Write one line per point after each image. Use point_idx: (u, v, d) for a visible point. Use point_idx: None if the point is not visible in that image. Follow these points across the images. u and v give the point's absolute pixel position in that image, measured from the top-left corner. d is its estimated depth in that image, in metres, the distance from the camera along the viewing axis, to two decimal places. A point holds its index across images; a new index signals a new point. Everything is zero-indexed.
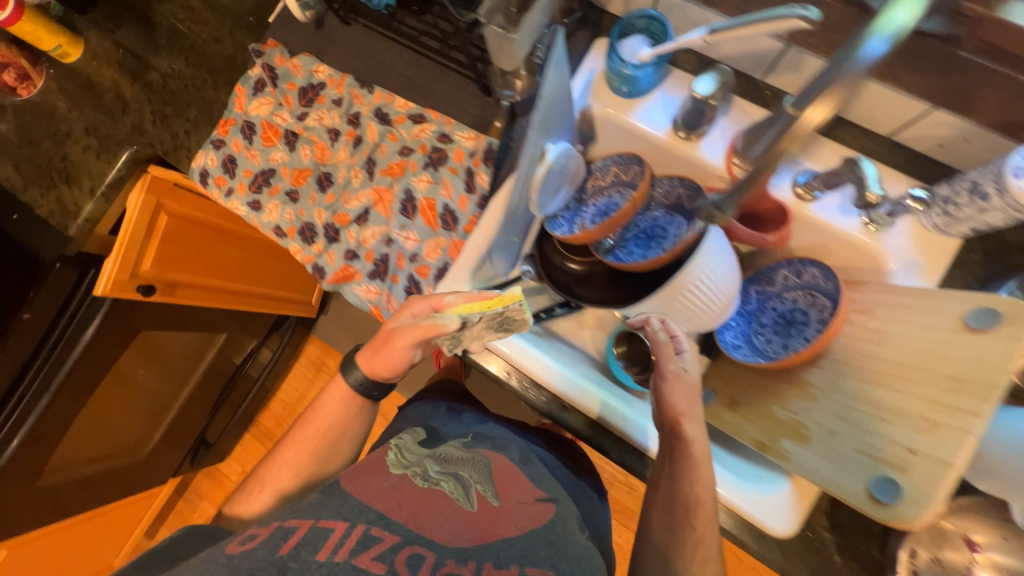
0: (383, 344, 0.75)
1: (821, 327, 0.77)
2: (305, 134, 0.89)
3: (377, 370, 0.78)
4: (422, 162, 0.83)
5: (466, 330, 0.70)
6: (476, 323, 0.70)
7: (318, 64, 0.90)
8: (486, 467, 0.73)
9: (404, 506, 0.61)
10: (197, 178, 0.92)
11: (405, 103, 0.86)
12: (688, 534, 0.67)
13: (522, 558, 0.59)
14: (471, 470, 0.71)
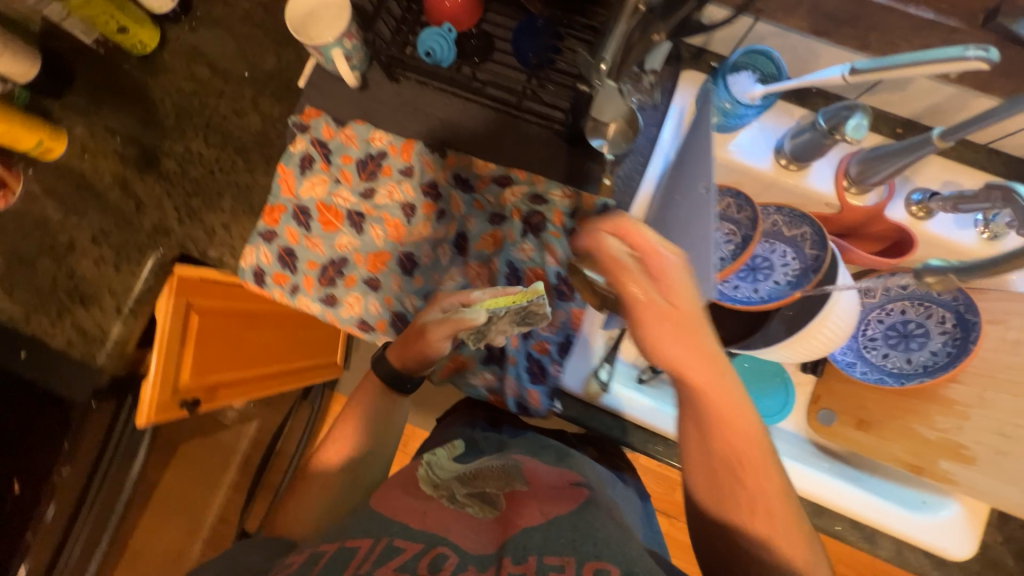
0: (416, 336, 0.67)
1: (945, 338, 0.77)
2: (374, 213, 0.79)
3: (409, 359, 0.70)
4: (519, 229, 0.76)
5: (493, 325, 0.63)
6: (501, 317, 0.61)
7: (373, 131, 0.80)
8: (515, 469, 0.59)
9: (426, 516, 0.51)
10: (252, 279, 0.80)
11: (484, 165, 0.78)
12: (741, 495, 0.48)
13: (574, 544, 0.44)
14: (500, 482, 0.58)
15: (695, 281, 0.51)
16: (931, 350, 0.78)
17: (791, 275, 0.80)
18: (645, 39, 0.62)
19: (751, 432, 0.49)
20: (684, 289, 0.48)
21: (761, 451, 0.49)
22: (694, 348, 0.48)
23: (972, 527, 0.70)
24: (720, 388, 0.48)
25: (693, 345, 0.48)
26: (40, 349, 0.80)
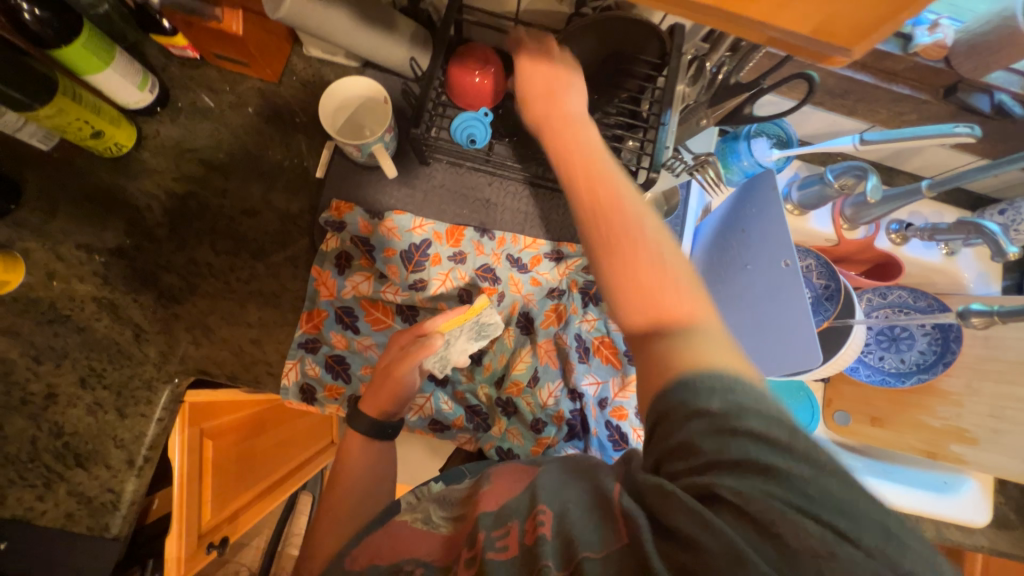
0: (383, 376, 0.65)
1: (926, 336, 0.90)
2: (429, 305, 0.76)
3: (382, 406, 0.66)
4: (580, 302, 0.78)
5: (451, 345, 0.70)
6: (461, 336, 0.70)
7: (414, 219, 0.77)
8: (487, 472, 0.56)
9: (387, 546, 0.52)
10: (300, 397, 0.72)
11: (533, 242, 0.79)
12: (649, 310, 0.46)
13: (521, 507, 0.44)
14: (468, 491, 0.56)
15: (792, 337, 0.58)
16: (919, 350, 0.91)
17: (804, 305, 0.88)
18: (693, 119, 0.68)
19: (635, 215, 0.47)
20: (568, 97, 0.55)
21: (669, 259, 0.45)
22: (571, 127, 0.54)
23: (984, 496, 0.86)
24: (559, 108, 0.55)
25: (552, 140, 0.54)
26: (26, 533, 0.64)
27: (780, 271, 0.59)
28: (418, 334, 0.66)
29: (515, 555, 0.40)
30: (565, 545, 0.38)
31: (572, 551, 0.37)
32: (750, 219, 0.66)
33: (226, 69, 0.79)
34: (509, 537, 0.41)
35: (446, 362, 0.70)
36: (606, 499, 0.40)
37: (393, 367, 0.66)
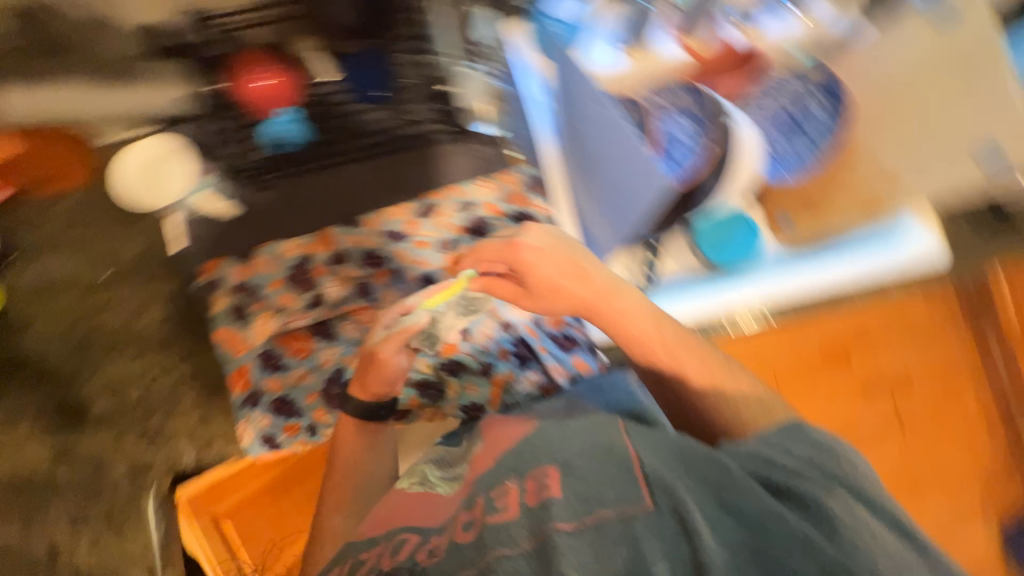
0: (370, 359, 0.70)
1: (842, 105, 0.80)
2: (337, 312, 0.76)
3: (369, 389, 0.71)
4: (470, 242, 0.76)
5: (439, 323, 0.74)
6: (446, 313, 0.74)
7: (282, 244, 0.77)
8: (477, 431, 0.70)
9: (396, 513, 0.63)
10: (266, 449, 0.75)
11: (400, 209, 0.77)
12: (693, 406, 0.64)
13: (514, 466, 0.57)
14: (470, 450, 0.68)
15: (629, 153, 0.62)
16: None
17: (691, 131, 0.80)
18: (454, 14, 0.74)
19: (631, 298, 0.67)
20: (546, 256, 0.67)
21: (650, 316, 0.66)
22: (570, 269, 0.67)
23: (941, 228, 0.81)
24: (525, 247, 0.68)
25: (569, 299, 0.67)
26: None
27: (611, 117, 0.63)
28: (403, 315, 0.73)
29: (515, 512, 0.51)
30: (576, 498, 0.50)
31: (586, 503, 0.49)
32: (579, 78, 0.69)
33: (52, 195, 0.79)
34: (507, 495, 0.54)
35: (433, 339, 0.73)
36: (616, 458, 0.52)
37: (379, 351, 0.71)
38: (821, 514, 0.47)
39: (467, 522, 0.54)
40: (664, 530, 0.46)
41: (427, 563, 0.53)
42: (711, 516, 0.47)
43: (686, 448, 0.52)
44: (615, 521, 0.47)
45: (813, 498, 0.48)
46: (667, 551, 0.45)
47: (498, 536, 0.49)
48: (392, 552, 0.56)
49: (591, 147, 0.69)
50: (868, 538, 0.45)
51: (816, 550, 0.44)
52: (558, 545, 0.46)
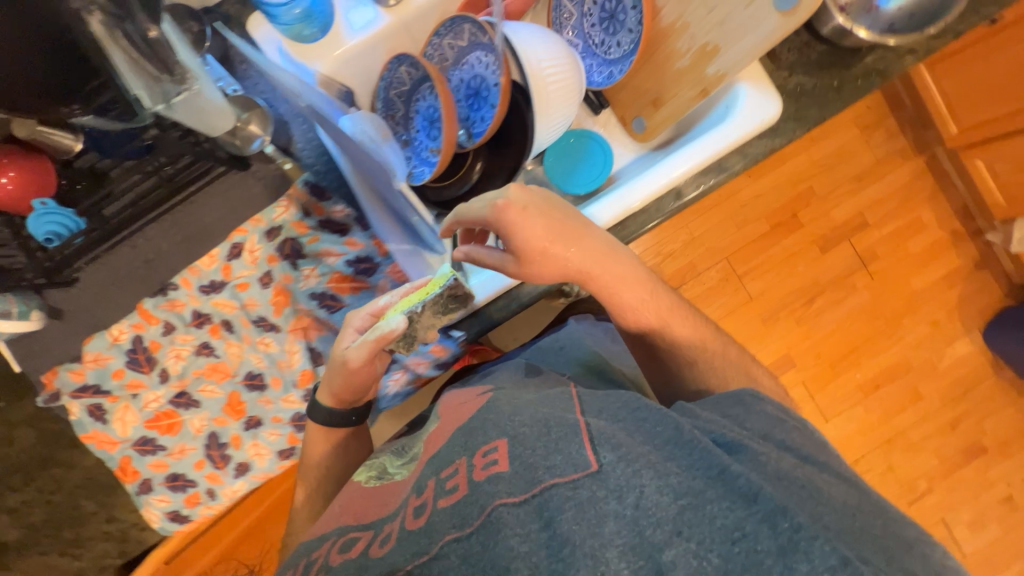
0: (342, 369, 0.64)
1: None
2: (190, 379, 0.75)
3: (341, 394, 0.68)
4: (289, 267, 0.73)
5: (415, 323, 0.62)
6: (423, 313, 0.61)
7: (109, 332, 0.73)
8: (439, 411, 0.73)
9: (356, 509, 0.63)
10: (177, 523, 0.77)
11: (209, 258, 0.74)
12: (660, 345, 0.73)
13: (465, 446, 0.56)
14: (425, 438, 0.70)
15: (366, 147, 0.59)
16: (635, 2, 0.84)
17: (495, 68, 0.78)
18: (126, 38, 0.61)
19: (611, 261, 0.67)
20: (555, 253, 0.63)
21: (630, 281, 0.69)
22: (559, 232, 0.62)
23: (763, 85, 0.74)
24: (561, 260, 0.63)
25: (560, 268, 0.65)
26: None
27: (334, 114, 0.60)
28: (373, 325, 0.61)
29: (464, 490, 0.52)
30: (523, 470, 0.50)
31: (532, 476, 0.49)
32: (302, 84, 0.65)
33: None
34: (456, 475, 0.54)
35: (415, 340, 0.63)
36: (567, 425, 0.53)
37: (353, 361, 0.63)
38: (785, 479, 0.49)
39: (418, 508, 0.54)
40: (631, 469, 0.47)
41: (378, 553, 0.53)
42: (653, 473, 0.47)
43: (641, 403, 0.55)
44: (568, 489, 0.47)
45: (765, 456, 0.51)
46: (631, 510, 0.45)
47: (458, 515, 0.50)
48: (341, 548, 0.57)
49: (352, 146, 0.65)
50: (810, 489, 0.49)
51: (755, 493, 0.44)
52: (505, 516, 0.47)
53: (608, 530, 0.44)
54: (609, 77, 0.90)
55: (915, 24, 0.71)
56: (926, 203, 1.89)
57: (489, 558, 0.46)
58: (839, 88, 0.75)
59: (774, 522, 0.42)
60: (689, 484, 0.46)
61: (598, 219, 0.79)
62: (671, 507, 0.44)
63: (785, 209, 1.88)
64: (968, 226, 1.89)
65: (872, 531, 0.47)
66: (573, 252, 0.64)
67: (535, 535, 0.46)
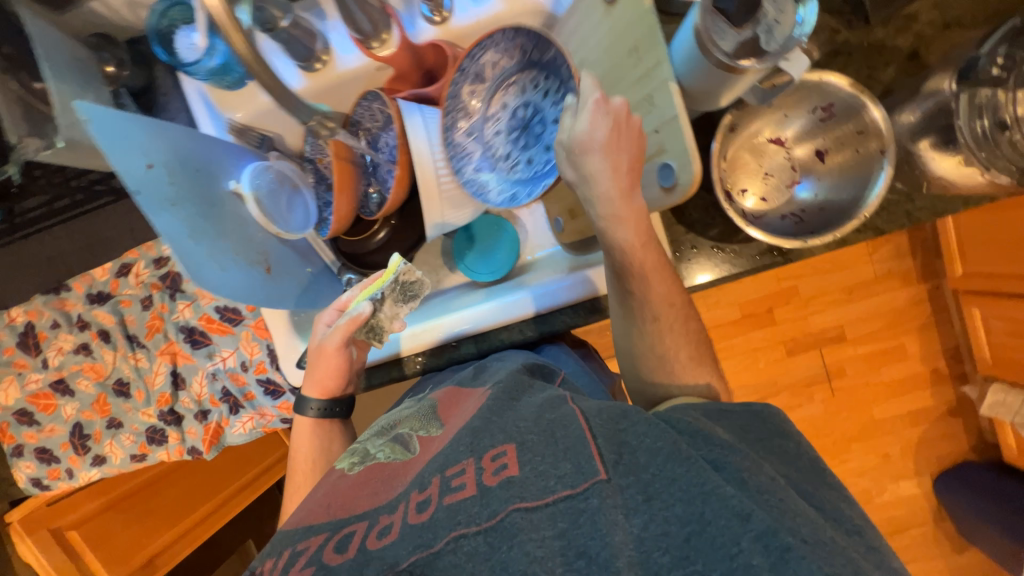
0: (319, 354, 0.73)
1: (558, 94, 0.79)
2: (66, 372, 0.82)
3: (327, 385, 0.75)
4: (167, 297, 0.80)
5: (380, 313, 0.73)
6: (384, 301, 0.72)
7: (7, 313, 0.82)
8: (430, 408, 0.74)
9: (332, 505, 0.58)
10: (38, 489, 0.86)
11: (103, 270, 0.80)
12: (647, 324, 0.66)
13: (472, 446, 0.56)
14: (411, 422, 0.72)
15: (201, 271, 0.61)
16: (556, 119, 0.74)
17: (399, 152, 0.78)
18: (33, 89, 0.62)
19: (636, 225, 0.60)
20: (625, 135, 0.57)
21: (648, 269, 0.63)
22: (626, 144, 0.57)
23: (654, 237, 0.72)
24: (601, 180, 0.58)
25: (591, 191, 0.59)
26: None
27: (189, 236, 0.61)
28: (344, 311, 0.72)
29: (471, 491, 0.52)
30: (534, 476, 0.51)
31: (543, 484, 0.50)
32: (174, 148, 0.65)
33: None
34: (463, 474, 0.54)
35: (380, 331, 0.73)
36: (572, 433, 0.54)
37: (328, 345, 0.73)
38: (764, 493, 0.47)
39: (385, 527, 0.52)
40: (633, 505, 0.47)
41: (377, 545, 0.51)
42: (654, 506, 0.46)
43: (639, 418, 0.53)
44: (580, 501, 0.48)
45: (746, 472, 0.49)
46: (638, 531, 0.45)
47: (435, 527, 0.49)
48: (338, 546, 0.52)
49: (217, 227, 0.66)
50: (806, 518, 0.45)
51: (748, 513, 0.44)
52: (520, 521, 0.48)
53: (616, 540, 0.45)
54: (514, 201, 0.78)
55: (818, 224, 0.65)
56: (912, 333, 1.78)
57: (498, 560, 0.47)
58: (734, 255, 0.73)
59: (768, 541, 0.42)
60: (691, 512, 0.45)
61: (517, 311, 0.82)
62: (679, 535, 0.44)
63: (761, 302, 1.79)
64: (951, 368, 1.79)
65: (828, 539, 0.44)
66: (603, 155, 0.56)
67: (551, 541, 0.47)
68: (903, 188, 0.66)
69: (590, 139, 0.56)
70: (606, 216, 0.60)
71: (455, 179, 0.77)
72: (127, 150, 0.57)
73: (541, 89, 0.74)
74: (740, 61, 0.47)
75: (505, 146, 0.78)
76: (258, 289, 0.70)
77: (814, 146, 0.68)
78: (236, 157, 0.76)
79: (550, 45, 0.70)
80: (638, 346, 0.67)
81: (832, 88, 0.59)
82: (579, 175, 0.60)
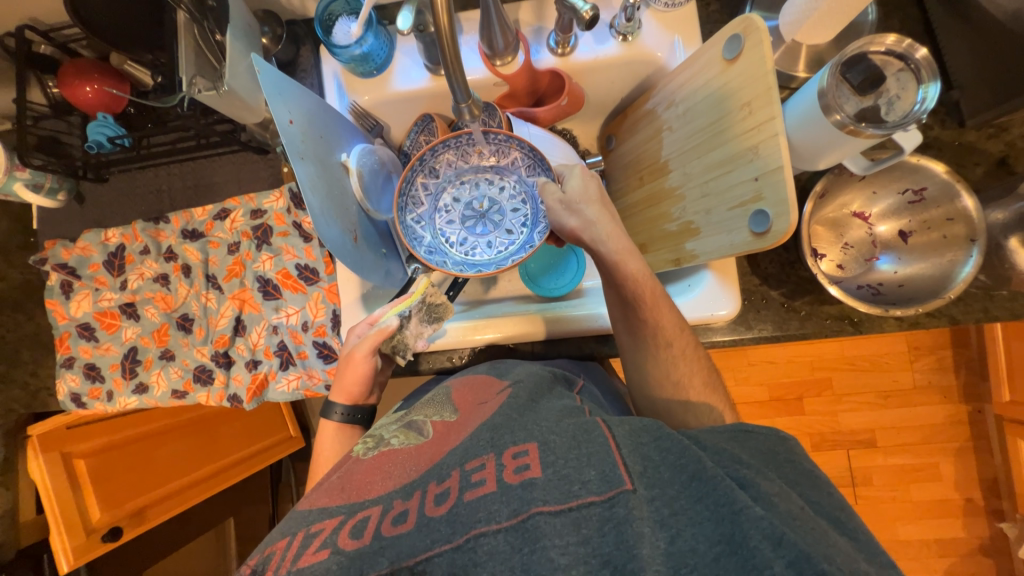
0: (345, 361, 0.73)
1: (647, 136, 0.85)
2: (140, 297, 0.88)
3: (353, 392, 0.75)
4: (253, 246, 0.85)
5: (405, 330, 0.76)
6: (410, 319, 0.76)
7: (103, 232, 0.87)
8: (445, 395, 0.66)
9: (348, 487, 0.51)
10: (74, 405, 0.88)
11: (202, 210, 0.86)
12: (661, 350, 0.65)
13: (492, 442, 0.50)
14: (428, 408, 0.64)
15: (317, 216, 0.66)
16: (511, 209, 0.91)
17: (418, 213, 0.88)
18: (210, 38, 0.69)
19: (630, 260, 0.65)
20: (596, 193, 0.70)
21: (658, 300, 0.65)
22: (599, 199, 0.70)
23: (727, 281, 0.74)
24: (586, 227, 0.68)
25: (577, 234, 0.69)
26: None
27: (308, 181, 0.67)
28: (374, 323, 0.75)
29: (493, 488, 0.45)
30: (557, 480, 0.44)
31: (566, 488, 0.43)
32: (311, 111, 0.72)
33: None
34: (484, 469, 0.47)
35: (404, 347, 0.75)
36: (597, 442, 0.47)
37: (356, 353, 0.74)
38: (798, 520, 0.41)
39: (400, 514, 0.46)
40: (659, 518, 0.41)
41: (392, 532, 0.44)
42: (682, 521, 0.41)
43: (664, 432, 0.48)
44: (603, 510, 0.42)
45: (776, 496, 0.43)
46: (665, 545, 0.40)
47: (454, 522, 0.43)
48: (353, 532, 0.45)
49: (330, 187, 0.72)
50: (838, 549, 0.39)
51: (779, 537, 0.38)
52: (543, 525, 0.42)
53: (645, 553, 0.39)
54: (479, 269, 0.87)
55: (899, 297, 0.67)
56: (948, 457, 1.70)
57: (519, 562, 0.40)
58: (804, 317, 0.74)
59: (803, 570, 0.36)
60: (721, 531, 0.40)
61: (531, 329, 0.81)
62: (708, 553, 0.39)
63: (793, 388, 1.74)
64: (987, 502, 1.68)
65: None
66: (579, 204, 0.69)
67: (576, 548, 0.40)
68: (985, 280, 0.68)
69: (589, 194, 0.70)
70: (616, 251, 0.66)
71: (417, 253, 0.85)
72: (275, 102, 0.64)
73: (497, 184, 0.91)
74: (862, 126, 0.52)
75: (459, 234, 0.90)
76: (349, 253, 0.74)
77: (899, 225, 0.70)
78: (353, 135, 0.82)
79: (513, 147, 0.86)
80: (656, 372, 0.65)
81: (929, 172, 0.63)
82: (585, 220, 0.68)
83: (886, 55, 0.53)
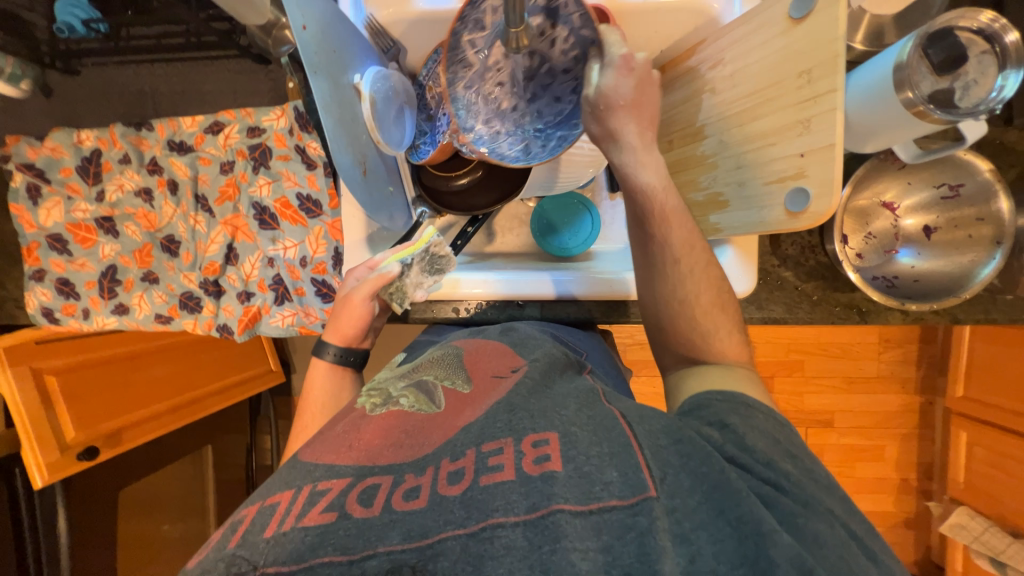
0: (341, 302, 0.69)
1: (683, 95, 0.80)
2: (118, 212, 0.80)
3: (347, 333, 0.70)
4: (249, 168, 0.77)
5: (405, 279, 0.72)
6: (412, 267, 0.72)
7: (76, 133, 0.78)
8: (456, 358, 0.62)
9: (355, 445, 0.46)
10: (46, 320, 0.81)
11: (192, 121, 0.77)
12: (669, 267, 0.59)
13: (510, 426, 0.47)
14: (437, 368, 0.60)
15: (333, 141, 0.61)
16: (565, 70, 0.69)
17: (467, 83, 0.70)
18: None
19: (648, 178, 0.59)
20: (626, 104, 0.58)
21: (672, 223, 0.59)
22: (634, 109, 0.59)
23: (747, 259, 0.73)
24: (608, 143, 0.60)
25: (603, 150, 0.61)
26: None
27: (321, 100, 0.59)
28: (374, 267, 0.70)
29: (511, 476, 0.42)
30: (577, 479, 0.42)
31: (588, 489, 0.42)
32: (325, 19, 0.63)
33: None
34: (502, 454, 0.44)
35: (403, 295, 0.71)
36: (617, 441, 0.46)
37: (353, 296, 0.70)
38: (823, 550, 0.41)
39: (411, 489, 0.43)
40: (681, 532, 0.40)
41: (402, 508, 0.41)
42: (702, 538, 0.40)
43: (684, 436, 0.47)
44: (626, 516, 0.40)
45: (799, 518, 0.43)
46: (686, 564, 0.39)
47: (469, 506, 0.41)
48: (362, 499, 0.42)
49: (341, 114, 0.63)
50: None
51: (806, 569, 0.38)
52: (565, 526, 0.39)
53: (666, 568, 0.37)
54: (527, 153, 0.73)
55: (913, 292, 0.68)
56: (895, 440, 1.84)
57: (537, 561, 0.38)
58: (815, 303, 0.74)
59: None
60: (743, 552, 0.39)
61: (542, 288, 0.78)
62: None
63: (768, 367, 1.80)
64: (920, 482, 1.85)
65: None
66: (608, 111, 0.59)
67: (596, 555, 0.39)
68: (998, 284, 0.69)
69: (624, 97, 0.58)
70: (633, 163, 0.59)
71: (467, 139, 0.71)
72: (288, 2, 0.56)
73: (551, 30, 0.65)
74: (931, 108, 0.49)
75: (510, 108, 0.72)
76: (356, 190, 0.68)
77: (925, 220, 0.69)
78: (366, 53, 0.72)
79: None
80: (670, 317, 0.61)
81: (972, 168, 0.62)
82: (608, 130, 0.60)
83: (974, 34, 0.51)
